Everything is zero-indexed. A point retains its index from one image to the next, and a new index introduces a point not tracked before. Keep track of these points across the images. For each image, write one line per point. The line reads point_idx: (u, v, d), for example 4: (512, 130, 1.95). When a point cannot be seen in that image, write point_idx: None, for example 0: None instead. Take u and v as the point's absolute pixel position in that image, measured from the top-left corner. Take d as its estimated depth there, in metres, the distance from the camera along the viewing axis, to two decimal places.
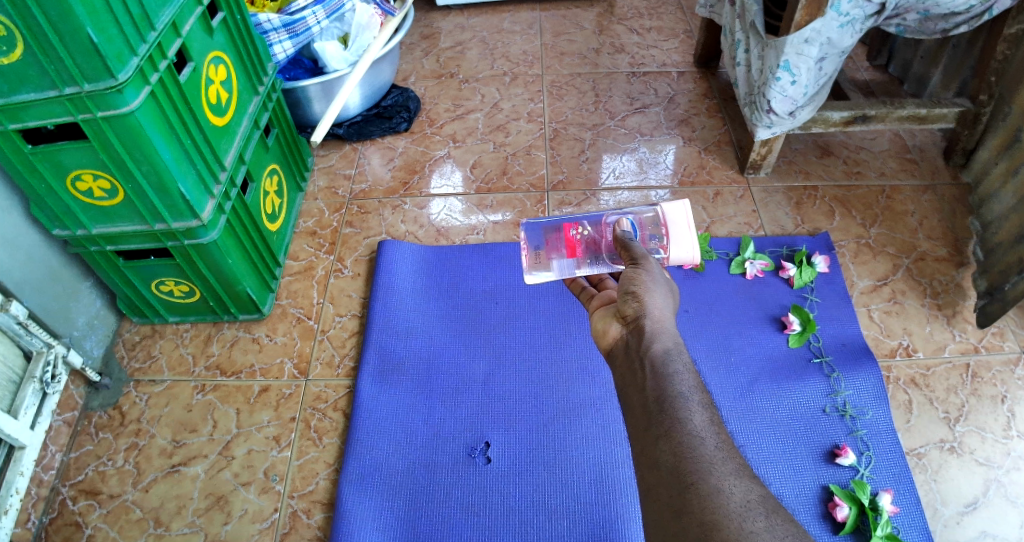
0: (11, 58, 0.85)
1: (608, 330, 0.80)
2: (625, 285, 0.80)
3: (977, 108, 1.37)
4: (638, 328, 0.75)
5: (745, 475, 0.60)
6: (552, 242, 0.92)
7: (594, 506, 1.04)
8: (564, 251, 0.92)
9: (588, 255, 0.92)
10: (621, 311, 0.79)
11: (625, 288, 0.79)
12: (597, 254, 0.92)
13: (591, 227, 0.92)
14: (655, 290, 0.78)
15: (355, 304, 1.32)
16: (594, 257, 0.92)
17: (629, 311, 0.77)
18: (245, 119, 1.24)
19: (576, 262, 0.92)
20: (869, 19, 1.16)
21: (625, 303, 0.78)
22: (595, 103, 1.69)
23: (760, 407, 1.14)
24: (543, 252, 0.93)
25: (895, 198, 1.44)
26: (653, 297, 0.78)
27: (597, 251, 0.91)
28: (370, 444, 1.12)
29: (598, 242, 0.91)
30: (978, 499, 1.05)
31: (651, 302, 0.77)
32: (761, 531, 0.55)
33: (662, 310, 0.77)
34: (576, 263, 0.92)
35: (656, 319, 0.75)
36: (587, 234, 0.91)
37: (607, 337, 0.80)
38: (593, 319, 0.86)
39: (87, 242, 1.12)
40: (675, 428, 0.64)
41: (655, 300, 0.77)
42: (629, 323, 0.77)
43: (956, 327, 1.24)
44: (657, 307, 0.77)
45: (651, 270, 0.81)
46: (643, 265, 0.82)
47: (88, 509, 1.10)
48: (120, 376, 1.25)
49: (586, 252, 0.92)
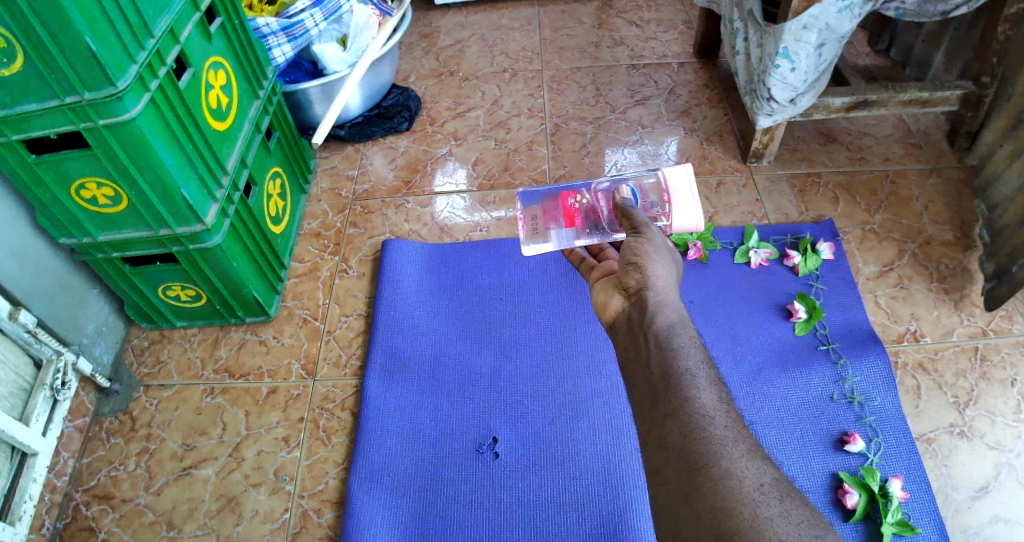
0: (12, 70, 0.86)
1: (610, 303, 0.81)
2: (627, 254, 0.79)
3: (980, 91, 1.35)
4: (641, 300, 0.76)
5: (757, 456, 0.60)
6: (550, 211, 0.93)
7: (602, 499, 1.04)
8: (563, 221, 0.92)
9: (588, 224, 0.92)
10: (623, 283, 0.79)
11: (627, 258, 0.79)
12: (597, 223, 0.92)
13: (587, 195, 0.92)
14: (658, 261, 0.78)
15: (360, 304, 1.33)
16: (593, 226, 0.92)
17: (631, 282, 0.78)
18: (246, 123, 1.24)
19: (575, 233, 0.93)
20: (868, 3, 1.15)
21: (627, 275, 0.78)
22: (595, 97, 1.68)
23: (767, 395, 1.13)
24: (541, 221, 0.93)
25: (899, 183, 1.43)
26: (655, 267, 0.78)
27: (597, 220, 0.92)
28: (378, 442, 1.13)
29: (597, 210, 0.92)
30: (989, 484, 1.04)
31: (654, 272, 0.77)
32: (775, 516, 0.55)
33: (665, 280, 0.77)
34: (575, 233, 0.93)
35: (659, 290, 0.76)
36: (586, 202, 0.92)
37: (609, 310, 0.81)
38: (594, 291, 0.86)
39: (94, 250, 1.13)
40: (682, 407, 0.64)
41: (658, 269, 0.77)
42: (632, 296, 0.78)
43: (964, 311, 1.23)
44: (660, 278, 0.77)
45: (653, 239, 0.81)
46: (644, 234, 0.81)
47: (101, 514, 1.11)
48: (130, 382, 1.26)
49: (585, 221, 0.92)
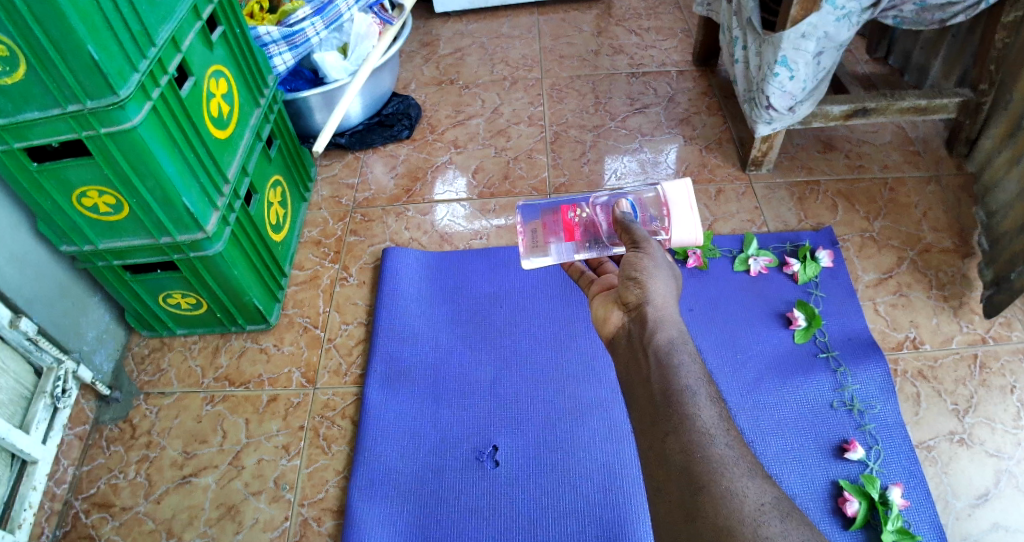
0: (14, 78, 0.87)
1: (609, 317, 0.82)
2: (627, 270, 0.80)
3: (978, 98, 1.36)
4: (641, 315, 0.76)
5: (759, 475, 0.60)
6: (550, 225, 0.93)
7: (602, 507, 1.04)
8: (563, 235, 0.93)
9: (587, 238, 0.93)
10: (623, 297, 0.79)
11: (627, 273, 0.79)
12: (596, 236, 0.92)
13: (587, 208, 0.93)
14: (658, 276, 0.78)
15: (361, 311, 1.33)
16: (592, 240, 0.93)
17: (631, 297, 0.78)
18: (248, 131, 1.25)
19: (575, 247, 0.93)
20: (866, 12, 1.16)
21: (627, 291, 0.79)
22: (595, 105, 1.69)
23: (766, 404, 1.13)
24: (541, 235, 0.94)
25: (898, 190, 1.44)
26: (656, 284, 0.78)
27: (596, 233, 0.92)
28: (379, 451, 1.13)
29: (596, 224, 0.92)
30: (989, 491, 1.04)
31: (654, 289, 0.77)
32: (778, 537, 0.55)
33: (665, 296, 0.77)
34: (575, 247, 0.93)
35: (658, 306, 0.76)
36: (585, 215, 0.92)
37: (609, 324, 0.81)
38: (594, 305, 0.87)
39: (94, 257, 1.13)
40: (683, 424, 0.64)
41: (659, 285, 0.78)
42: (631, 311, 0.78)
43: (963, 319, 1.23)
44: (660, 294, 0.77)
45: (653, 254, 0.81)
46: (644, 249, 0.81)
47: (101, 522, 1.11)
48: (130, 389, 1.26)
49: (585, 235, 0.92)
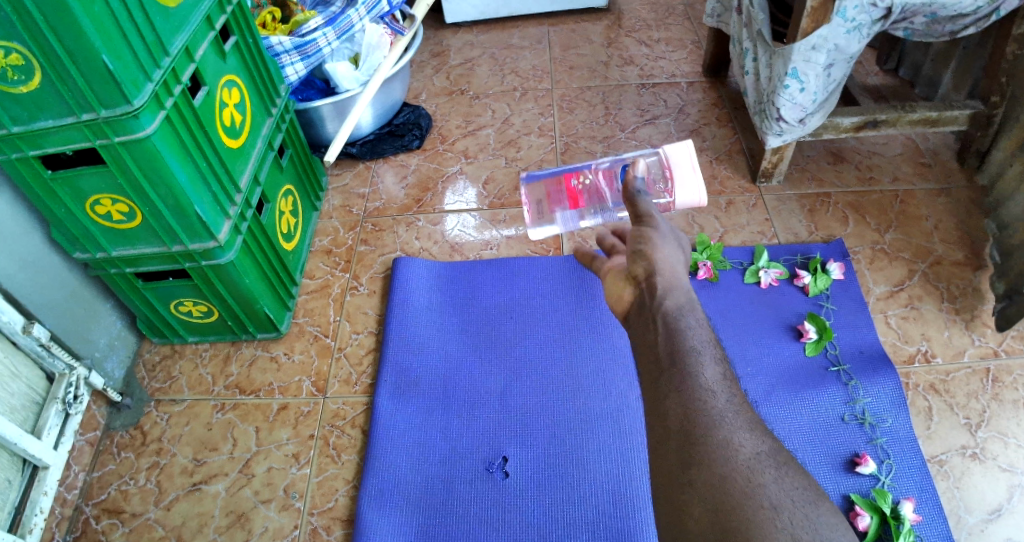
0: (29, 86, 0.88)
1: (621, 295, 0.82)
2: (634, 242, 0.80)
3: (989, 111, 1.36)
4: (650, 285, 0.76)
5: (757, 428, 0.60)
6: (554, 195, 1.00)
7: (612, 519, 1.04)
8: (567, 203, 1.00)
9: (591, 203, 1.00)
10: (633, 272, 0.80)
11: (635, 246, 0.80)
12: (600, 202, 0.99)
13: (590, 174, 0.99)
14: (665, 246, 0.79)
15: (371, 321, 1.34)
16: (596, 205, 1.00)
17: (639, 270, 0.79)
18: (260, 140, 1.26)
19: (580, 213, 1.01)
20: (877, 23, 1.15)
21: (635, 263, 0.79)
22: (605, 116, 1.69)
23: (776, 417, 1.13)
24: (546, 205, 1.01)
25: (909, 202, 1.43)
26: (663, 253, 0.78)
27: (599, 199, 0.99)
28: (388, 461, 1.13)
29: (599, 188, 0.99)
30: (1002, 506, 1.03)
31: (661, 258, 0.77)
32: (771, 483, 0.55)
33: (674, 265, 0.77)
34: (579, 214, 1.01)
35: (667, 275, 0.76)
36: (589, 181, 0.99)
37: (619, 302, 0.82)
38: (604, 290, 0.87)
39: (107, 265, 1.14)
40: (684, 381, 0.64)
41: (666, 254, 0.78)
42: (640, 283, 0.78)
43: (974, 332, 1.23)
44: (667, 262, 0.77)
45: (658, 227, 0.81)
46: (648, 223, 0.82)
47: (111, 528, 1.12)
48: (141, 396, 1.27)
49: (588, 202, 1.00)
